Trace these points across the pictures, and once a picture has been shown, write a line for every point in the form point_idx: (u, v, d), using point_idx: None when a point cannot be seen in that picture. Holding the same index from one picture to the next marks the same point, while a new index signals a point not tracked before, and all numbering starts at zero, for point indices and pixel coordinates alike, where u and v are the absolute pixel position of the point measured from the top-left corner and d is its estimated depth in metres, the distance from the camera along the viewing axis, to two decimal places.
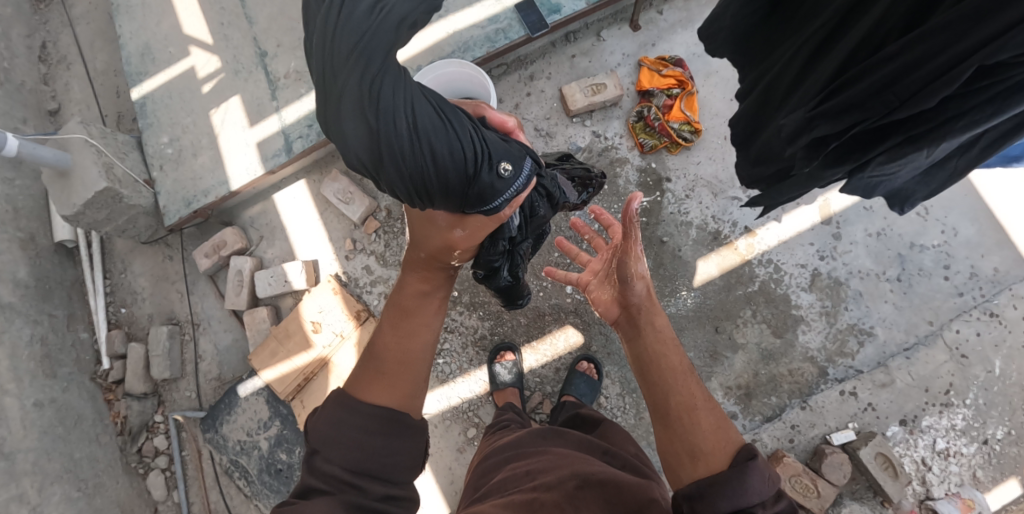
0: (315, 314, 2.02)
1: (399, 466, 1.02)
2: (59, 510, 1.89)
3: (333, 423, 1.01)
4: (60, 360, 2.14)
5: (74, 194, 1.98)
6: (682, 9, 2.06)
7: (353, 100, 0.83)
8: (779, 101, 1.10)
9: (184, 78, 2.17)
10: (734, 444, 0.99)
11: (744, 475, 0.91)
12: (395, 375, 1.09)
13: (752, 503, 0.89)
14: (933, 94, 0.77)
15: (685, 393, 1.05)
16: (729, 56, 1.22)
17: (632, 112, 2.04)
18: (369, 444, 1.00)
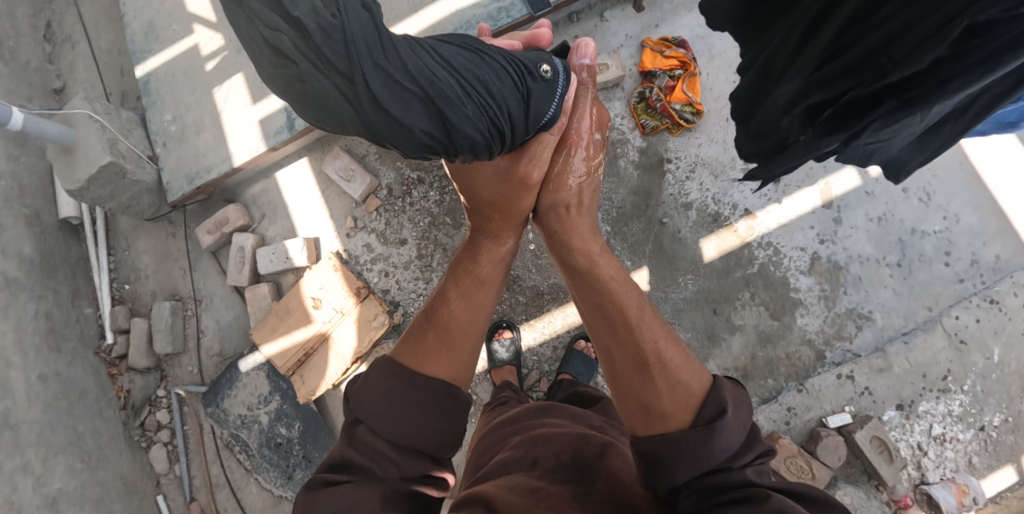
0: (315, 290, 2.03)
1: (442, 445, 1.11)
2: (62, 481, 1.92)
3: (383, 398, 1.08)
4: (65, 334, 2.17)
5: (78, 169, 2.00)
6: None
7: (369, 105, 0.88)
8: (775, 77, 1.13)
9: (187, 57, 2.18)
10: (696, 399, 1.03)
11: (710, 438, 0.96)
12: (453, 346, 1.19)
13: (717, 463, 0.95)
14: (926, 53, 0.80)
15: (638, 352, 1.11)
16: (730, 31, 1.23)
17: (634, 93, 2.03)
18: (420, 423, 1.08)
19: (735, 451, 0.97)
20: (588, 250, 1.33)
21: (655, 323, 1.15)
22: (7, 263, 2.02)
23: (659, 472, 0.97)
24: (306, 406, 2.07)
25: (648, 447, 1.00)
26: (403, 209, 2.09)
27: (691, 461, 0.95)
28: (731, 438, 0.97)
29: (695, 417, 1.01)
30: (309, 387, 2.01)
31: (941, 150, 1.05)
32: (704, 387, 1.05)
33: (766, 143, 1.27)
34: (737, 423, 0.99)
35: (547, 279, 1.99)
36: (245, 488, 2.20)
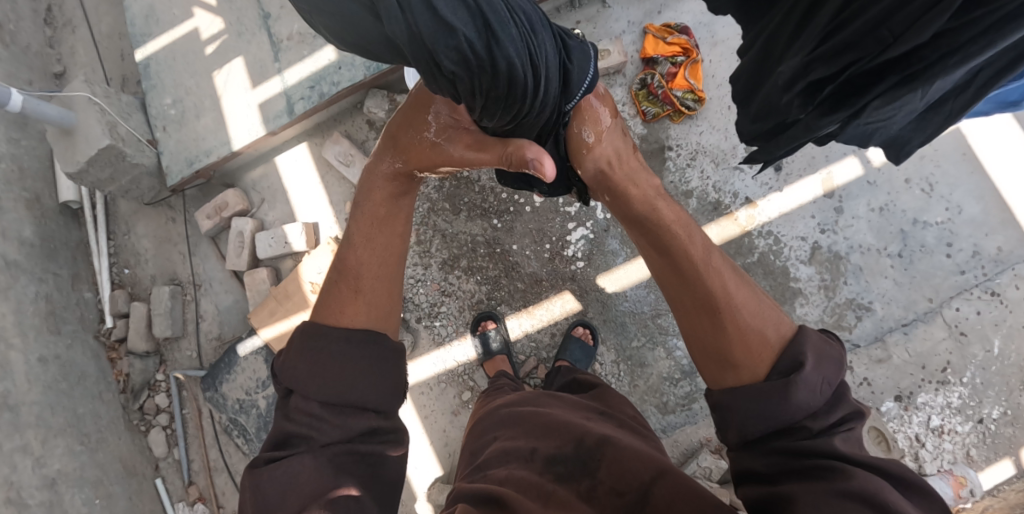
0: (314, 275, 2.03)
1: (375, 394, 1.08)
2: (62, 462, 1.93)
3: (306, 359, 1.07)
4: (65, 317, 2.17)
5: (78, 152, 1.99)
6: None
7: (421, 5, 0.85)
8: (775, 57, 1.19)
9: (187, 41, 2.17)
10: (773, 351, 0.98)
11: (789, 393, 0.92)
12: (371, 290, 1.16)
13: (796, 420, 0.92)
14: (929, 23, 0.87)
15: (715, 296, 1.02)
16: (732, 13, 1.28)
17: (636, 80, 2.02)
18: (346, 374, 1.06)
19: (816, 407, 0.93)
20: (645, 195, 1.18)
21: (723, 263, 1.06)
22: (7, 246, 2.02)
23: (728, 420, 0.97)
24: None
25: (722, 393, 0.99)
26: None
27: (767, 416, 0.93)
28: (811, 394, 0.93)
29: (770, 370, 0.97)
30: None
31: (943, 125, 1.11)
32: (782, 336, 1.00)
33: (765, 126, 1.32)
34: (817, 378, 0.94)
35: (546, 266, 1.99)
36: (243, 471, 2.21)
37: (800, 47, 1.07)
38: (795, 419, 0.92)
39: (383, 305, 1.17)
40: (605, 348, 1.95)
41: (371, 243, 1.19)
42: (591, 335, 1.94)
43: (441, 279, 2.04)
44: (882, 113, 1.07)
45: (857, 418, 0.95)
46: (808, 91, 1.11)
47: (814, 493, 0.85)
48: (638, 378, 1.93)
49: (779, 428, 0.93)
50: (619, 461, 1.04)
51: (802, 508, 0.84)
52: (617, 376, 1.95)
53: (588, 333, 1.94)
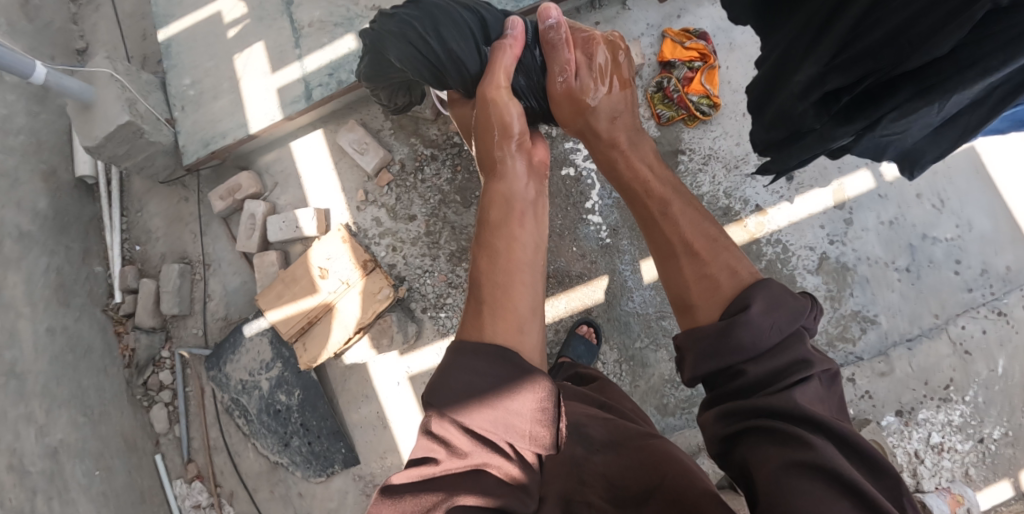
0: (323, 260, 2.03)
1: (508, 430, 0.99)
2: (64, 432, 1.97)
3: (454, 377, 1.02)
4: (74, 290, 2.21)
5: (96, 127, 2.02)
6: None
7: (400, 46, 1.42)
8: (792, 67, 1.21)
9: (209, 23, 2.20)
10: (723, 292, 1.13)
11: (732, 330, 1.03)
12: (492, 302, 1.16)
13: (735, 360, 1.02)
14: (945, 38, 0.90)
15: (670, 240, 1.25)
16: (751, 23, 1.32)
17: (652, 82, 2.03)
18: (484, 391, 1.00)
19: (759, 351, 1.01)
20: (610, 155, 1.48)
21: (688, 220, 1.26)
22: (21, 216, 2.07)
23: (684, 361, 1.10)
24: (306, 374, 2.08)
25: (678, 336, 1.13)
26: (414, 185, 2.10)
27: (714, 352, 1.04)
28: (757, 335, 1.01)
29: (722, 312, 1.10)
30: (311, 354, 2.01)
31: (957, 140, 1.13)
32: (734, 287, 1.12)
33: (778, 135, 1.36)
34: (766, 321, 1.02)
35: (555, 263, 1.98)
36: (242, 452, 2.22)
37: (816, 56, 1.10)
38: (735, 361, 1.02)
39: (512, 324, 1.13)
40: (608, 347, 1.96)
41: (488, 258, 1.23)
42: (595, 333, 1.96)
43: (448, 270, 2.04)
44: (899, 124, 1.10)
45: (808, 365, 0.99)
46: (824, 99, 1.14)
47: (773, 455, 0.92)
48: (639, 379, 1.94)
49: (723, 371, 1.04)
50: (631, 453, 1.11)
51: (760, 463, 0.92)
52: (619, 376, 1.95)
53: (592, 331, 1.96)
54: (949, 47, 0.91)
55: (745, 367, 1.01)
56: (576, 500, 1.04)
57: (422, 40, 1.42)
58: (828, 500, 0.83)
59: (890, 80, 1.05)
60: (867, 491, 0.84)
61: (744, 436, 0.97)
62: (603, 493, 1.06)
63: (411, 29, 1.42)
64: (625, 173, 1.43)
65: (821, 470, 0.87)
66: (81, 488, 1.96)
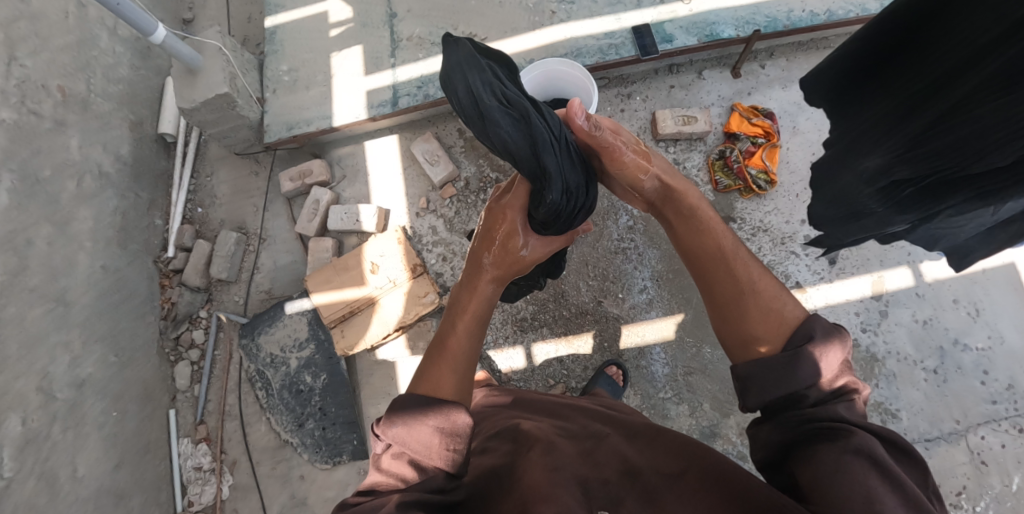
0: (376, 256, 2.12)
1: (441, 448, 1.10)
2: (94, 368, 2.10)
3: (399, 418, 1.11)
4: (133, 236, 2.34)
5: (196, 91, 2.16)
6: (784, 69, 2.23)
7: (539, 160, 1.23)
8: (857, 152, 1.35)
9: (316, 20, 2.38)
10: (788, 326, 1.12)
11: (796, 364, 1.04)
12: (450, 361, 1.21)
13: (803, 385, 1.03)
14: (1007, 152, 1.05)
15: (739, 282, 1.19)
16: (822, 108, 1.47)
17: (715, 149, 2.15)
18: (423, 424, 1.10)
19: (821, 379, 1.04)
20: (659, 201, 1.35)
21: (749, 260, 1.23)
22: (104, 158, 2.28)
23: (748, 389, 1.08)
24: (335, 361, 2.13)
25: (742, 366, 1.11)
26: (475, 204, 2.20)
27: (776, 382, 1.04)
28: (815, 369, 1.04)
29: (786, 344, 1.10)
30: (347, 341, 2.08)
31: (1005, 243, 1.27)
32: (800, 317, 1.13)
33: (834, 212, 1.51)
34: (824, 348, 1.06)
35: (595, 302, 2.05)
36: (254, 424, 2.26)
37: (885, 146, 1.26)
38: (801, 392, 1.03)
39: (456, 378, 1.19)
40: (633, 392, 1.99)
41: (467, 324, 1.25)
42: (622, 376, 1.97)
43: None
44: (954, 221, 1.27)
45: (855, 390, 1.05)
46: (888, 188, 1.31)
47: (826, 450, 0.94)
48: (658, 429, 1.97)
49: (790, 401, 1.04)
50: (628, 449, 1.18)
51: (810, 462, 0.95)
52: None
53: (620, 374, 1.98)
54: (1009, 159, 1.06)
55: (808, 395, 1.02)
56: (590, 481, 1.09)
57: (555, 157, 1.26)
58: (869, 484, 0.89)
59: (948, 181, 1.20)
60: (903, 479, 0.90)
61: (797, 449, 0.99)
62: (610, 475, 1.10)
63: (549, 152, 1.24)
64: (694, 211, 1.30)
65: (860, 452, 0.92)
66: (96, 424, 2.08)
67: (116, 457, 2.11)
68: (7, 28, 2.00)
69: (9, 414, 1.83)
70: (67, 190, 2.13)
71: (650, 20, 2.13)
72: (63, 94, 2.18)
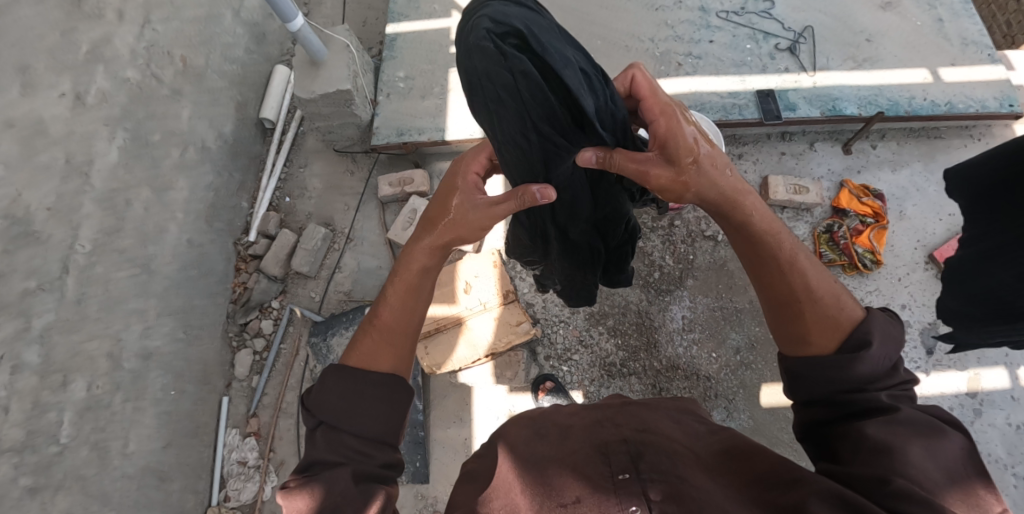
0: (470, 276, 2.02)
1: (391, 429, 1.08)
2: (162, 341, 2.04)
3: (341, 394, 1.07)
4: (219, 215, 2.33)
5: (316, 83, 2.14)
6: (894, 151, 2.35)
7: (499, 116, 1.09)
8: (1009, 258, 1.37)
9: (438, 34, 2.41)
10: (844, 329, 1.04)
11: (856, 361, 0.98)
12: (388, 335, 1.18)
13: (864, 386, 0.98)
14: None
15: (792, 287, 1.10)
16: (958, 201, 1.48)
17: (821, 223, 2.21)
18: (365, 402, 1.07)
19: (880, 376, 0.99)
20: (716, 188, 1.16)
21: (802, 256, 1.14)
22: (207, 133, 2.28)
23: (797, 383, 1.05)
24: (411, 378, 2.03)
25: (794, 362, 1.06)
26: None
27: (833, 379, 1.00)
28: (875, 363, 0.99)
29: (839, 347, 1.03)
30: (434, 360, 1.96)
31: None
32: (854, 319, 1.06)
33: (976, 309, 1.52)
34: (882, 353, 1.00)
35: (689, 359, 2.01)
36: None
37: None
38: (862, 389, 0.98)
39: (390, 352, 1.16)
40: None
41: (399, 300, 1.22)
42: None
43: (583, 328, 2.05)
44: None
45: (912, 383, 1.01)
46: None
47: (871, 426, 0.92)
48: None
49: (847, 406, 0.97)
50: (645, 415, 1.08)
51: (852, 438, 0.93)
52: None
53: None
54: None
55: (873, 393, 0.97)
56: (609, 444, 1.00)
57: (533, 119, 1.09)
58: (908, 451, 0.88)
59: None
60: (946, 456, 0.88)
61: (840, 427, 0.97)
62: (628, 434, 1.02)
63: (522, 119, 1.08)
64: (747, 220, 1.17)
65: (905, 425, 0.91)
66: (154, 399, 2.00)
67: (165, 437, 2.03)
68: None
69: (76, 376, 1.76)
70: (171, 157, 2.11)
71: (774, 86, 2.23)
72: (184, 64, 2.18)
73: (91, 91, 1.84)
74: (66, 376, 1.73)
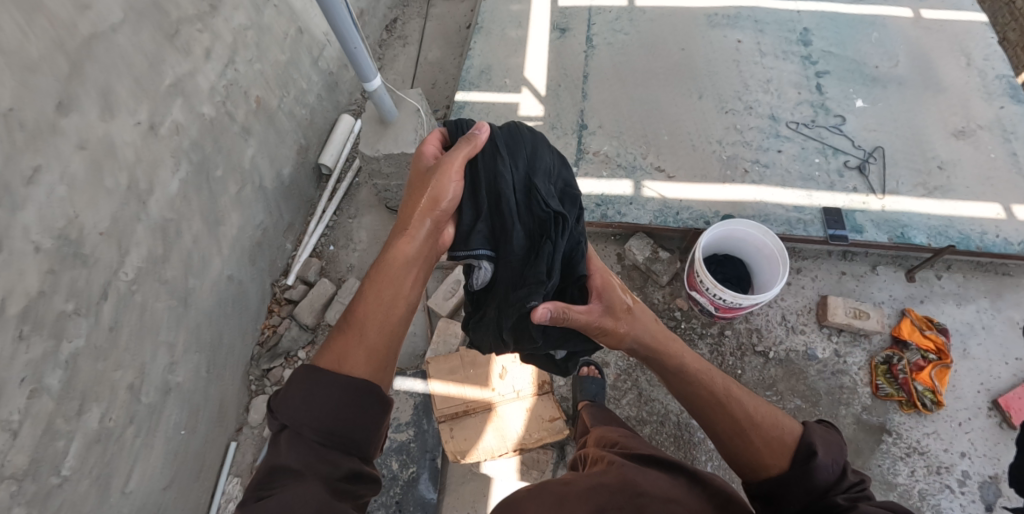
0: (507, 361, 1.98)
1: (363, 440, 1.13)
2: (185, 377, 1.99)
3: (308, 398, 1.11)
4: (263, 253, 2.33)
5: (382, 142, 2.16)
6: (960, 284, 2.24)
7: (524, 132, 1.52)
8: None
9: (507, 107, 2.44)
10: (789, 445, 1.27)
11: (808, 473, 1.22)
12: (366, 333, 1.22)
13: (821, 493, 1.20)
14: None
15: (735, 418, 1.32)
16: None
17: (880, 352, 2.10)
18: (336, 411, 1.11)
19: (832, 483, 1.21)
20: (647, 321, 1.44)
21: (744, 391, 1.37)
22: (267, 172, 2.30)
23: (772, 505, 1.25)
24: (432, 455, 1.93)
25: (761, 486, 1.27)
26: None
27: (795, 494, 1.22)
28: (828, 474, 1.22)
29: (790, 458, 1.26)
30: (458, 446, 1.87)
31: None
32: (798, 434, 1.29)
33: None
34: (828, 460, 1.23)
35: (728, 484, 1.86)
36: None
37: None
38: (825, 493, 1.20)
39: (366, 353, 1.20)
40: None
41: (378, 294, 1.27)
42: None
43: None
44: None
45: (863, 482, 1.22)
46: None
47: None
48: None
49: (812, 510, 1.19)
50: (640, 478, 1.22)
51: None
52: None
53: None
54: None
55: (833, 498, 1.17)
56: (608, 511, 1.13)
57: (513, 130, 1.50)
58: None
59: None
60: None
61: None
62: (624, 502, 1.15)
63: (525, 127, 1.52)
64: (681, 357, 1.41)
65: None
66: (165, 436, 1.93)
67: (168, 478, 1.96)
68: (235, 36, 2.10)
69: (94, 405, 1.70)
70: (229, 193, 2.12)
71: (841, 205, 2.19)
72: (258, 104, 2.22)
73: (166, 121, 1.84)
74: (83, 404, 1.66)
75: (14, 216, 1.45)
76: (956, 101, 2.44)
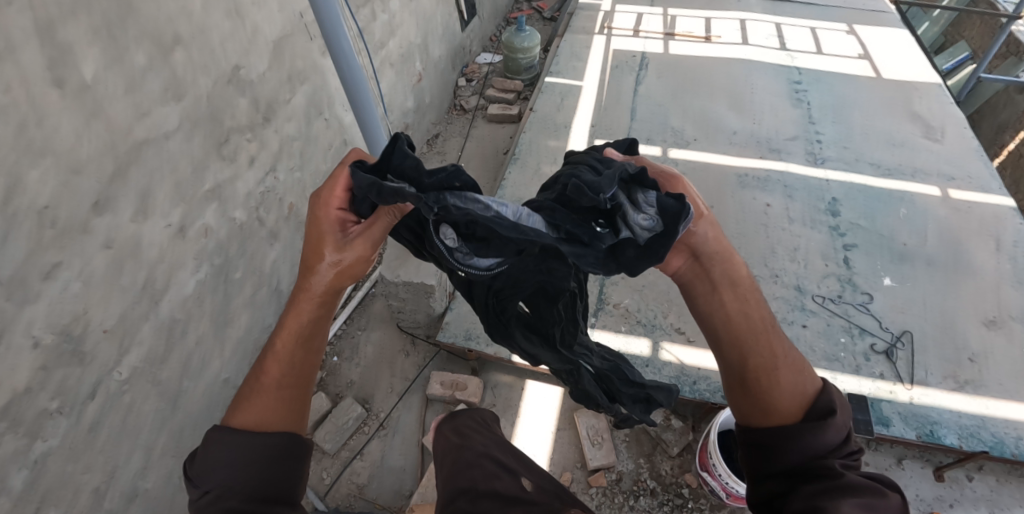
0: None
1: (286, 486, 1.14)
2: (155, 483, 1.88)
3: (223, 458, 1.11)
4: None
5: (405, 268, 2.16)
6: (994, 488, 2.06)
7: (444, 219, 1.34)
8: None
9: None
10: (802, 394, 1.17)
11: (819, 428, 1.10)
12: (278, 379, 1.20)
13: (822, 451, 1.09)
14: None
15: (772, 350, 1.20)
16: None
17: None
18: (254, 465, 1.12)
19: (836, 447, 1.10)
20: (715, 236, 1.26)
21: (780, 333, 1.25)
22: (285, 275, 2.31)
23: (762, 452, 1.14)
24: None
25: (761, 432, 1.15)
26: (622, 507, 1.94)
27: (798, 446, 1.10)
28: (834, 434, 1.10)
29: (803, 411, 1.15)
30: None
31: None
32: (814, 388, 1.19)
33: None
34: (841, 421, 1.12)
35: None
36: None
37: None
38: (823, 456, 1.09)
39: (284, 397, 1.19)
40: None
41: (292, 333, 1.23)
42: None
43: None
44: None
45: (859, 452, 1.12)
46: None
47: (813, 491, 1.03)
48: None
49: (802, 469, 1.08)
50: None
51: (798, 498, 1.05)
52: None
53: None
54: None
55: (830, 459, 1.07)
56: None
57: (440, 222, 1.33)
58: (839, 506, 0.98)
59: None
60: None
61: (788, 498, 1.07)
62: None
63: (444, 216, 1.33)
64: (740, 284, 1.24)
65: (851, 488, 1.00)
66: None
67: None
68: (282, 146, 2.19)
69: (50, 510, 1.58)
70: (243, 295, 2.12)
71: (867, 391, 2.10)
72: (290, 210, 2.28)
73: (196, 224, 1.87)
74: (40, 508, 1.55)
75: (21, 311, 1.42)
76: (986, 288, 2.38)
